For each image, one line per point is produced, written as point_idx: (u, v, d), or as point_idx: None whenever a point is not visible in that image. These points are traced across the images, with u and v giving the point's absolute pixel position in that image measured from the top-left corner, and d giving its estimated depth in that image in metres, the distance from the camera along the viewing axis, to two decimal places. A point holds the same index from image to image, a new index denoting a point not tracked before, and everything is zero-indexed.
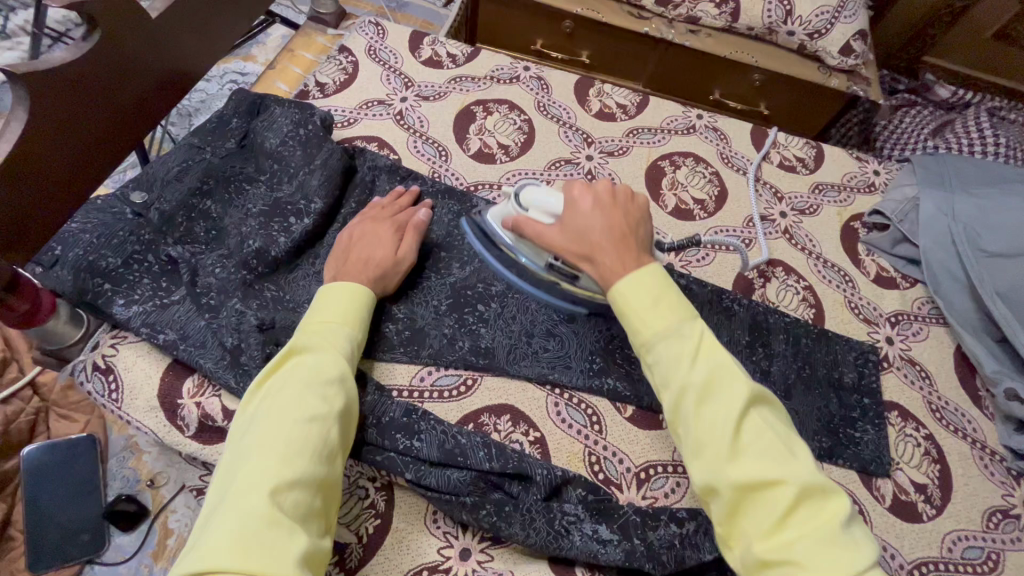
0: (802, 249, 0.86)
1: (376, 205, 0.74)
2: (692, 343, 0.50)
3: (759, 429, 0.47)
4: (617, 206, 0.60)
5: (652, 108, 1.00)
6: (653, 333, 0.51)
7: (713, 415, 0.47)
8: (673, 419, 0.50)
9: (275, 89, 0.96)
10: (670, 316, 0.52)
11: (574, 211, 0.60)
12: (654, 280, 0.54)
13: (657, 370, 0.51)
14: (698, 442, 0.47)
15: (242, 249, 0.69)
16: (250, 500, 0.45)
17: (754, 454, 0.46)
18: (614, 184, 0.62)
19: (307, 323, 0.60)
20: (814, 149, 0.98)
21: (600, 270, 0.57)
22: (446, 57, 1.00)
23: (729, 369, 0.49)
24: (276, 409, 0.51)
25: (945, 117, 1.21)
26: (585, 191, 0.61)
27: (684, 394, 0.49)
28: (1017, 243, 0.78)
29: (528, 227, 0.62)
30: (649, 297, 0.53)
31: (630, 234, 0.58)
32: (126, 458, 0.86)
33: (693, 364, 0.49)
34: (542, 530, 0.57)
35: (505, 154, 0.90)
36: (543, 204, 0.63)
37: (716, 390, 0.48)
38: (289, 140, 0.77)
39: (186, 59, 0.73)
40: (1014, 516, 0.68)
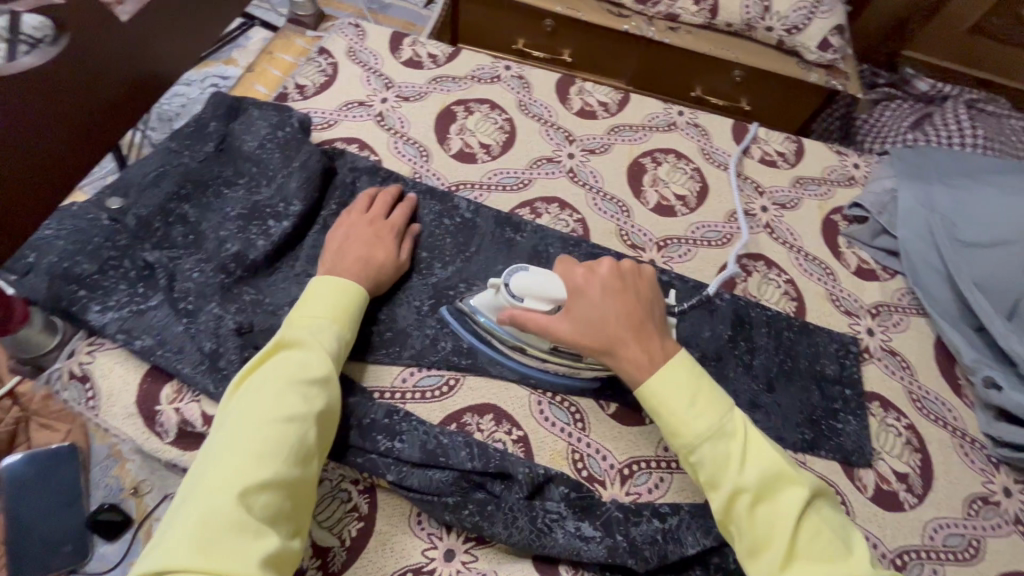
0: (783, 243, 0.87)
1: (352, 208, 0.73)
2: (738, 444, 0.54)
3: (814, 530, 0.50)
4: (625, 292, 0.62)
5: (633, 106, 1.00)
6: (696, 433, 0.54)
7: (770, 518, 0.51)
8: (726, 518, 0.53)
9: (254, 92, 0.96)
10: (712, 415, 0.55)
11: (582, 301, 0.61)
12: (693, 378, 0.57)
13: (702, 470, 0.54)
14: (755, 543, 0.51)
15: (220, 253, 0.68)
16: (218, 499, 0.46)
17: (811, 555, 0.49)
18: (617, 263, 0.64)
19: (295, 318, 0.60)
20: (794, 144, 0.99)
21: (622, 361, 0.59)
22: (426, 58, 1.00)
23: (777, 469, 0.53)
24: (255, 406, 0.52)
25: (926, 109, 1.21)
26: (590, 278, 0.62)
27: (735, 497, 0.52)
28: (991, 233, 0.80)
29: (531, 322, 0.61)
30: (688, 397, 0.56)
31: (643, 320, 0.61)
32: (108, 467, 0.84)
33: (740, 468, 0.52)
34: (524, 528, 0.57)
35: (487, 153, 0.90)
36: (541, 292, 0.61)
37: (768, 490, 0.52)
38: (268, 142, 0.77)
39: (162, 65, 0.73)
40: (994, 503, 0.69)
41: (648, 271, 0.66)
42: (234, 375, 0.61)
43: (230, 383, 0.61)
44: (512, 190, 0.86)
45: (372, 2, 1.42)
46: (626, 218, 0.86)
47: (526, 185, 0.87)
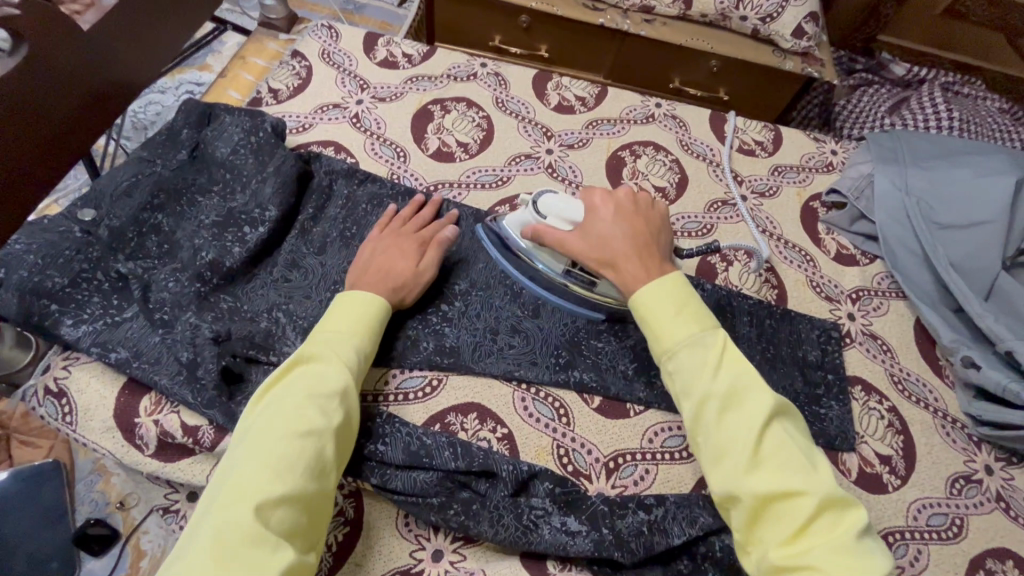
0: (763, 231, 0.87)
1: (396, 217, 0.75)
2: (715, 354, 0.55)
3: (779, 441, 0.51)
4: (636, 215, 0.66)
5: (611, 99, 1.00)
6: (676, 340, 0.57)
7: (736, 425, 0.52)
8: (696, 427, 0.54)
9: (227, 97, 0.95)
10: (693, 327, 0.57)
11: (594, 220, 0.65)
12: (677, 292, 0.59)
13: (678, 376, 0.56)
14: (718, 449, 0.52)
15: (195, 262, 0.68)
16: (236, 511, 0.46)
17: (774, 467, 0.50)
18: (633, 193, 0.68)
19: (316, 334, 0.61)
20: (772, 132, 1.00)
21: (621, 276, 0.62)
22: (401, 57, 0.99)
23: (750, 380, 0.54)
24: (273, 421, 0.52)
25: (902, 94, 1.22)
26: (607, 200, 0.67)
27: (705, 402, 0.53)
28: (966, 213, 0.80)
29: (548, 236, 0.67)
30: (673, 306, 0.58)
31: (649, 242, 0.64)
32: (93, 482, 0.84)
33: (714, 373, 0.54)
34: (510, 526, 0.57)
35: (464, 152, 0.89)
36: (563, 212, 0.67)
37: (738, 399, 0.53)
38: (241, 148, 0.76)
39: (125, 72, 0.75)
40: (977, 482, 0.70)
41: (663, 207, 0.71)
42: (213, 384, 0.61)
43: (209, 392, 0.60)
44: (490, 188, 0.86)
45: (348, 3, 1.41)
46: None
47: (505, 182, 0.87)
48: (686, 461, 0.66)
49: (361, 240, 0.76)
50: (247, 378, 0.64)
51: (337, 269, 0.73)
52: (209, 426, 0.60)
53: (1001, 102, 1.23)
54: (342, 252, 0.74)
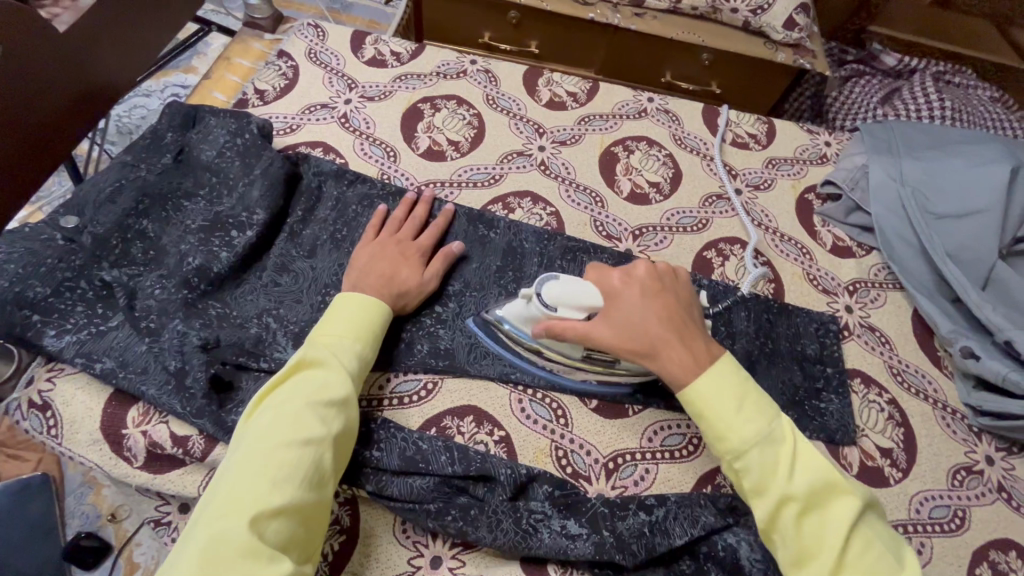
0: (759, 225, 0.86)
1: (393, 219, 0.74)
2: (788, 450, 0.53)
3: (865, 541, 0.50)
4: (662, 291, 0.62)
5: (603, 95, 0.99)
6: (744, 439, 0.53)
7: (818, 527, 0.50)
8: (772, 527, 0.52)
9: (213, 99, 0.93)
10: (760, 421, 0.54)
11: (619, 306, 0.61)
12: (736, 379, 0.57)
13: (747, 476, 0.53)
14: (802, 553, 0.50)
15: (182, 268, 0.66)
16: (232, 524, 0.45)
17: (860, 568, 0.49)
18: (652, 265, 0.64)
19: (319, 336, 0.60)
20: (765, 125, 0.99)
21: (665, 364, 0.59)
22: (389, 55, 0.98)
23: (828, 478, 0.52)
24: (272, 427, 0.51)
25: (894, 84, 1.22)
26: (628, 280, 0.62)
27: (786, 504, 0.51)
28: (962, 203, 0.80)
29: (568, 331, 0.60)
30: (734, 401, 0.55)
31: (683, 322, 0.61)
32: (84, 494, 0.81)
33: (790, 474, 0.52)
34: (509, 531, 0.56)
35: (456, 150, 0.88)
36: (575, 300, 0.60)
37: (817, 498, 0.51)
38: (226, 151, 0.75)
39: (95, 71, 0.75)
40: (978, 473, 0.69)
41: (682, 273, 0.67)
42: (202, 392, 0.59)
43: (198, 401, 0.59)
44: (482, 186, 0.85)
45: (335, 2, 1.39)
46: (600, 209, 0.85)
47: (497, 180, 0.86)
48: (686, 460, 0.65)
49: (352, 242, 0.74)
50: (237, 385, 0.62)
51: (328, 272, 0.71)
52: (200, 436, 0.59)
53: (993, 91, 1.23)
54: (333, 254, 0.73)
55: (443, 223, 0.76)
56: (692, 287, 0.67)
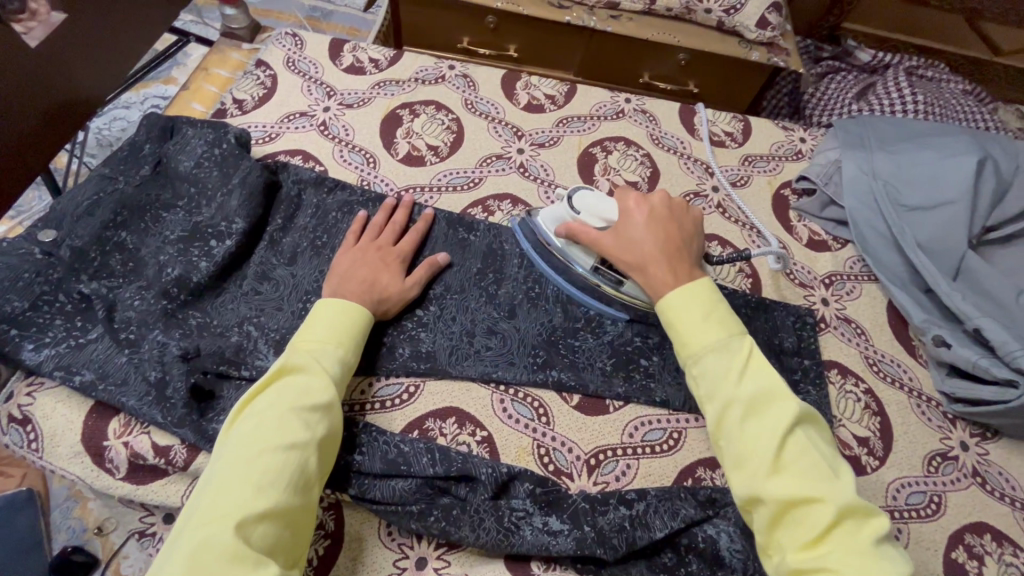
0: (735, 221, 0.88)
1: (372, 224, 0.75)
2: (741, 360, 0.56)
3: (802, 447, 0.51)
4: (670, 220, 0.67)
5: (580, 96, 1.00)
6: (701, 345, 0.57)
7: (757, 428, 0.52)
8: (717, 431, 0.54)
9: (191, 110, 0.93)
10: (719, 332, 0.57)
11: (627, 221, 0.67)
12: (703, 297, 0.60)
13: (701, 380, 0.56)
14: (741, 453, 0.52)
15: (161, 279, 0.66)
16: (217, 530, 0.45)
17: (794, 472, 0.50)
18: (668, 197, 0.69)
19: (300, 343, 0.60)
20: (741, 122, 1.00)
21: (647, 278, 0.63)
22: (368, 62, 0.98)
23: (775, 386, 0.54)
24: (256, 433, 0.52)
25: (868, 80, 1.23)
26: (642, 203, 0.68)
27: (729, 406, 0.53)
28: (931, 194, 0.81)
29: (582, 233, 0.69)
30: (698, 312, 0.59)
31: (680, 248, 0.65)
32: (70, 508, 0.77)
33: (739, 380, 0.54)
34: (492, 529, 0.57)
35: (435, 155, 0.89)
36: (597, 210, 0.69)
37: (762, 403, 0.53)
38: (204, 161, 0.75)
39: (70, 84, 0.78)
40: (953, 458, 0.71)
41: (697, 214, 0.71)
42: (182, 402, 0.60)
43: (179, 411, 0.59)
44: (462, 190, 0.86)
45: (314, 10, 1.40)
46: None
47: (476, 183, 0.86)
48: (667, 454, 0.66)
49: (332, 248, 0.75)
50: (219, 394, 0.62)
51: (309, 279, 0.72)
52: (182, 445, 0.59)
53: (964, 84, 1.25)
54: (313, 261, 0.73)
55: (423, 227, 0.77)
56: (704, 230, 0.70)
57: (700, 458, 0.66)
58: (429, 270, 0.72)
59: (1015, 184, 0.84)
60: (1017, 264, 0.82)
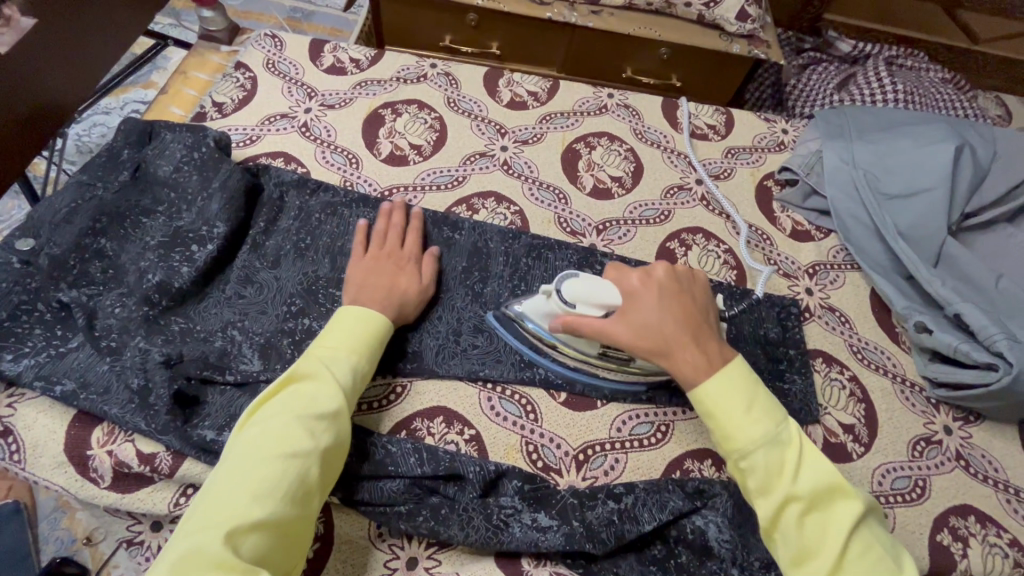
0: (719, 214, 0.88)
1: (378, 231, 0.74)
2: (794, 452, 0.54)
3: (865, 545, 0.51)
4: (680, 294, 0.63)
5: (563, 92, 1.00)
6: (750, 440, 0.54)
7: (819, 527, 0.51)
8: (773, 527, 0.53)
9: (171, 114, 0.92)
10: (768, 423, 0.55)
11: (636, 306, 0.61)
12: (745, 385, 0.57)
13: (751, 475, 0.54)
14: (803, 551, 0.51)
15: (142, 285, 0.66)
16: (209, 535, 0.46)
17: (860, 570, 0.50)
18: (670, 267, 0.65)
19: (315, 348, 0.60)
20: (723, 115, 1.01)
21: (677, 364, 0.59)
22: (349, 62, 0.98)
23: (834, 481, 0.53)
24: (260, 439, 0.52)
25: (849, 71, 1.24)
26: (647, 281, 0.63)
27: (789, 503, 0.52)
28: (912, 183, 0.82)
29: (585, 327, 0.61)
30: (743, 403, 0.56)
31: (699, 324, 0.61)
32: (59, 518, 0.77)
33: (796, 476, 0.53)
34: (480, 527, 0.57)
35: (418, 154, 0.88)
36: (594, 298, 0.61)
37: (821, 500, 0.52)
38: (184, 165, 0.74)
39: (38, 90, 0.79)
40: (937, 443, 0.72)
41: (701, 276, 0.67)
42: (166, 409, 0.59)
43: (164, 417, 0.59)
44: (446, 189, 0.85)
45: (296, 11, 1.39)
46: (564, 205, 0.86)
47: (460, 182, 0.86)
48: (655, 447, 0.66)
49: (316, 250, 0.75)
50: (203, 400, 0.62)
51: (293, 282, 0.72)
52: (167, 452, 0.59)
53: (944, 72, 1.26)
54: (297, 264, 0.73)
55: (422, 229, 0.76)
56: (711, 291, 0.67)
57: (688, 449, 0.66)
58: (437, 265, 0.73)
59: (992, 171, 0.85)
60: (994, 250, 0.84)
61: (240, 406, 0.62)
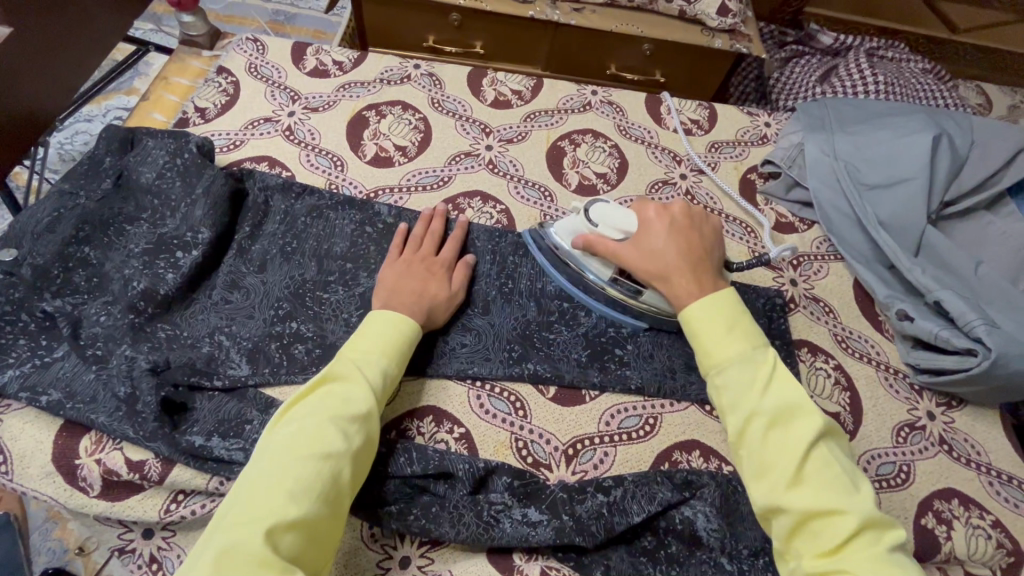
0: (703, 208, 0.89)
1: (412, 236, 0.75)
2: (764, 371, 0.56)
3: (824, 464, 0.51)
4: (690, 230, 0.68)
5: (547, 91, 1.00)
6: (725, 356, 0.58)
7: (780, 441, 0.53)
8: (739, 441, 0.55)
9: (152, 120, 0.91)
10: (744, 344, 0.58)
11: (648, 232, 0.67)
12: (728, 309, 0.60)
13: (724, 391, 0.57)
14: (762, 464, 0.52)
15: (126, 293, 0.66)
16: (247, 534, 0.46)
17: (816, 484, 0.50)
18: (687, 206, 0.70)
19: (348, 351, 0.61)
20: (707, 110, 1.01)
21: (671, 288, 0.64)
22: (331, 65, 0.97)
23: (799, 401, 0.54)
24: (295, 438, 0.52)
25: (831, 64, 1.24)
26: (662, 214, 0.68)
27: (753, 417, 0.54)
28: (893, 172, 0.83)
29: (600, 245, 0.69)
30: (724, 322, 0.60)
31: (703, 258, 0.65)
32: (50, 530, 0.76)
33: (763, 392, 0.55)
34: (470, 524, 0.57)
35: (403, 155, 0.88)
36: (614, 221, 0.69)
37: (786, 416, 0.54)
38: (166, 172, 0.74)
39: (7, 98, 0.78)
40: (920, 428, 0.73)
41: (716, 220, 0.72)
42: (153, 416, 0.59)
43: (151, 424, 0.59)
44: (431, 189, 0.86)
45: (278, 14, 1.38)
46: (549, 203, 0.87)
47: (446, 182, 0.86)
48: (643, 440, 0.67)
49: (302, 253, 0.75)
50: (191, 406, 0.62)
51: (280, 286, 0.72)
52: (156, 459, 0.59)
53: (923, 63, 1.27)
54: (283, 268, 0.73)
55: (461, 235, 0.77)
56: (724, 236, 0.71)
57: (676, 442, 0.67)
58: (467, 271, 0.74)
59: (970, 159, 0.86)
60: (973, 237, 0.85)
61: (229, 410, 0.62)
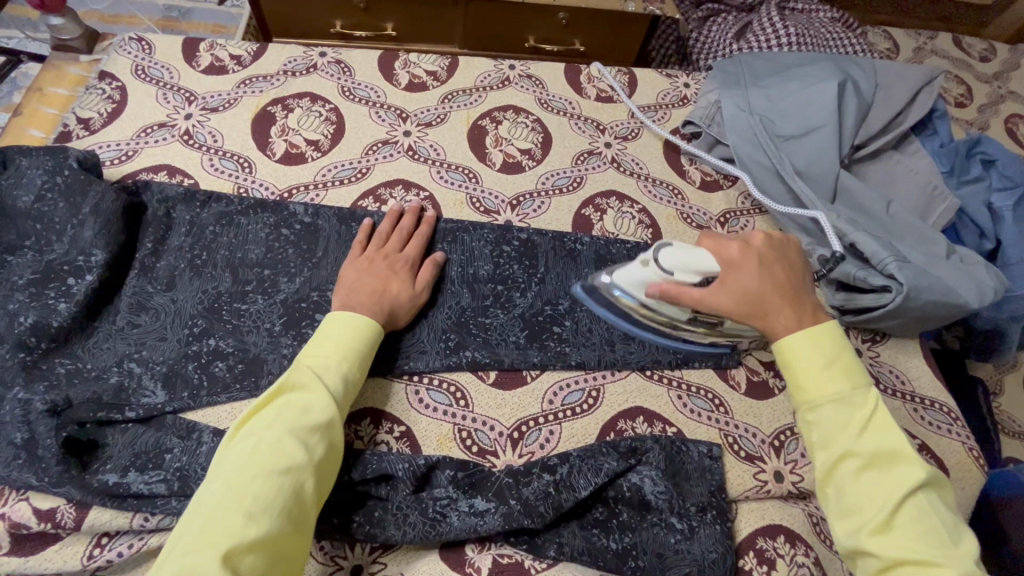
0: (630, 174, 0.89)
1: (378, 233, 0.72)
2: (864, 412, 0.53)
3: (922, 512, 0.49)
4: (777, 261, 0.62)
5: (463, 69, 0.97)
6: (821, 394, 0.55)
7: (873, 482, 0.51)
8: (827, 478, 0.53)
9: (30, 137, 0.85)
10: (844, 384, 0.55)
11: (734, 272, 0.60)
12: (828, 347, 0.56)
13: (817, 429, 0.54)
14: (852, 504, 0.51)
15: (13, 330, 0.61)
16: (204, 559, 0.42)
17: (910, 530, 0.48)
18: (768, 235, 0.64)
19: (303, 359, 0.58)
20: (627, 75, 1.00)
21: (770, 324, 0.59)
22: (229, 60, 0.91)
23: (902, 445, 0.51)
24: (253, 455, 0.49)
25: (746, 19, 1.18)
26: (746, 250, 0.61)
27: (847, 458, 0.52)
28: (805, 122, 0.85)
29: (683, 296, 0.61)
30: (823, 361, 0.56)
31: (797, 290, 0.61)
32: None
33: (860, 434, 0.52)
34: (417, 523, 0.56)
35: (316, 150, 0.84)
36: (691, 264, 0.61)
37: (886, 460, 0.51)
38: (46, 193, 0.67)
39: None
40: None
41: (794, 242, 0.66)
42: (56, 459, 0.55)
43: (55, 469, 0.55)
44: (349, 183, 0.81)
45: (171, 10, 1.28)
46: (474, 184, 0.84)
47: (364, 174, 0.82)
48: (587, 414, 0.67)
49: (213, 265, 0.70)
50: (103, 442, 0.58)
51: (192, 302, 0.67)
52: (69, 504, 0.55)
53: (832, 12, 1.22)
54: (193, 283, 0.68)
55: (426, 233, 0.75)
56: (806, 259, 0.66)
57: (621, 410, 0.67)
58: (435, 270, 0.71)
59: (874, 101, 0.89)
60: (884, 177, 0.88)
61: (145, 442, 0.58)
